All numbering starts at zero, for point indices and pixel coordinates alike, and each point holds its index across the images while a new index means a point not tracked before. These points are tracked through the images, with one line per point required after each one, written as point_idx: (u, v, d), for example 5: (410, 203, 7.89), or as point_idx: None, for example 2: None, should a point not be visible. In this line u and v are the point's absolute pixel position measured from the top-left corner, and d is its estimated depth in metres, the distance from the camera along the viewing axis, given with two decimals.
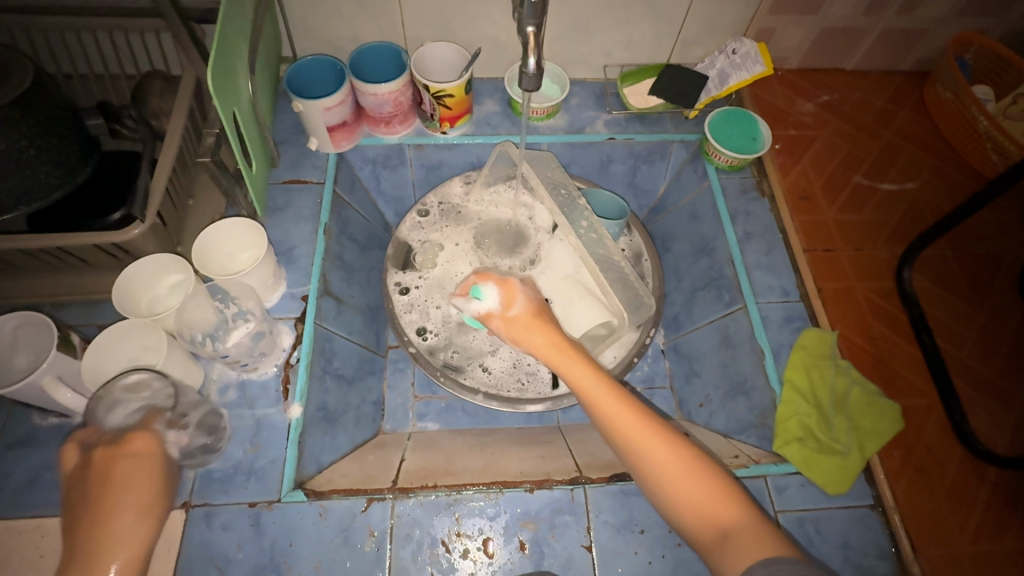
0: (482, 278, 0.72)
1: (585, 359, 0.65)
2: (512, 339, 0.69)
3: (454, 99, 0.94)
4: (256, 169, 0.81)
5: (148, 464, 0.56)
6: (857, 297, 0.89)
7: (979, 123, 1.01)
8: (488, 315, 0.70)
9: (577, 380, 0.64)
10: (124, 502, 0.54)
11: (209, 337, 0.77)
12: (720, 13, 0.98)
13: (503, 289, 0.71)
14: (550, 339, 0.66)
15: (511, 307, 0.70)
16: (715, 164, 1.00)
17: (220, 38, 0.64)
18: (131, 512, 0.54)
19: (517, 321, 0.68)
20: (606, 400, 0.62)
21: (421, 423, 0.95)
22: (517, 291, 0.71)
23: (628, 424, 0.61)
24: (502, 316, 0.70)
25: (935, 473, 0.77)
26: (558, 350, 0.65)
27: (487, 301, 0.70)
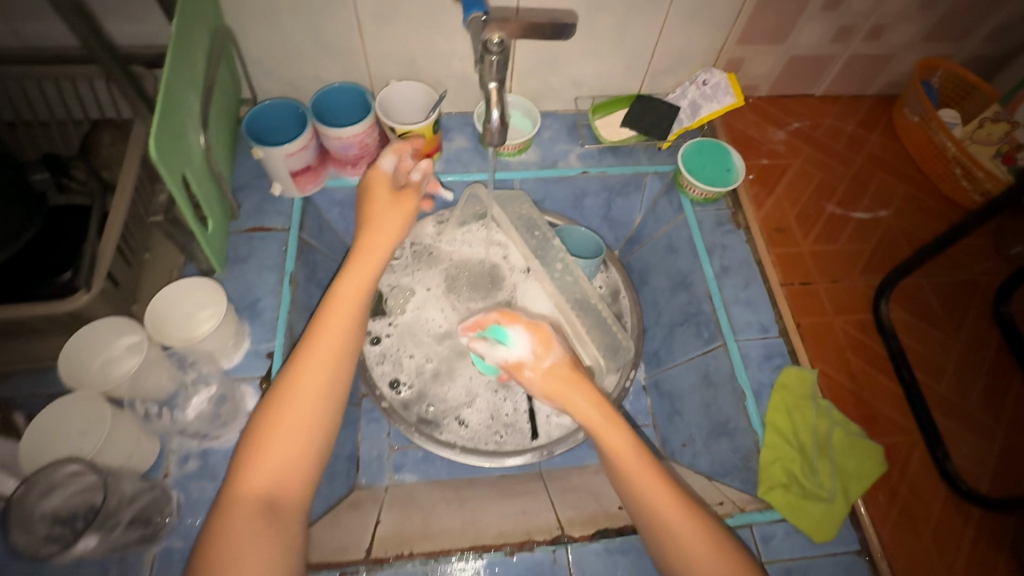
0: (510, 322, 0.73)
1: (624, 426, 0.67)
2: (545, 393, 0.70)
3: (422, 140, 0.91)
4: (213, 228, 0.77)
5: (391, 203, 0.77)
6: (835, 332, 0.88)
7: (947, 149, 1.01)
8: (518, 363, 0.71)
9: (620, 446, 0.65)
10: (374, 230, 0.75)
11: (165, 407, 0.72)
12: (689, 44, 0.97)
13: (534, 335, 0.71)
14: (585, 398, 0.68)
15: (545, 356, 0.71)
16: (690, 197, 0.99)
17: (165, 98, 0.60)
18: (381, 229, 0.75)
19: (553, 373, 0.70)
20: (628, 456, 0.64)
21: (398, 476, 0.92)
22: (549, 340, 0.72)
23: (649, 484, 0.62)
24: (535, 366, 0.70)
25: (920, 515, 0.76)
26: (598, 413, 0.67)
27: (517, 348, 0.71)
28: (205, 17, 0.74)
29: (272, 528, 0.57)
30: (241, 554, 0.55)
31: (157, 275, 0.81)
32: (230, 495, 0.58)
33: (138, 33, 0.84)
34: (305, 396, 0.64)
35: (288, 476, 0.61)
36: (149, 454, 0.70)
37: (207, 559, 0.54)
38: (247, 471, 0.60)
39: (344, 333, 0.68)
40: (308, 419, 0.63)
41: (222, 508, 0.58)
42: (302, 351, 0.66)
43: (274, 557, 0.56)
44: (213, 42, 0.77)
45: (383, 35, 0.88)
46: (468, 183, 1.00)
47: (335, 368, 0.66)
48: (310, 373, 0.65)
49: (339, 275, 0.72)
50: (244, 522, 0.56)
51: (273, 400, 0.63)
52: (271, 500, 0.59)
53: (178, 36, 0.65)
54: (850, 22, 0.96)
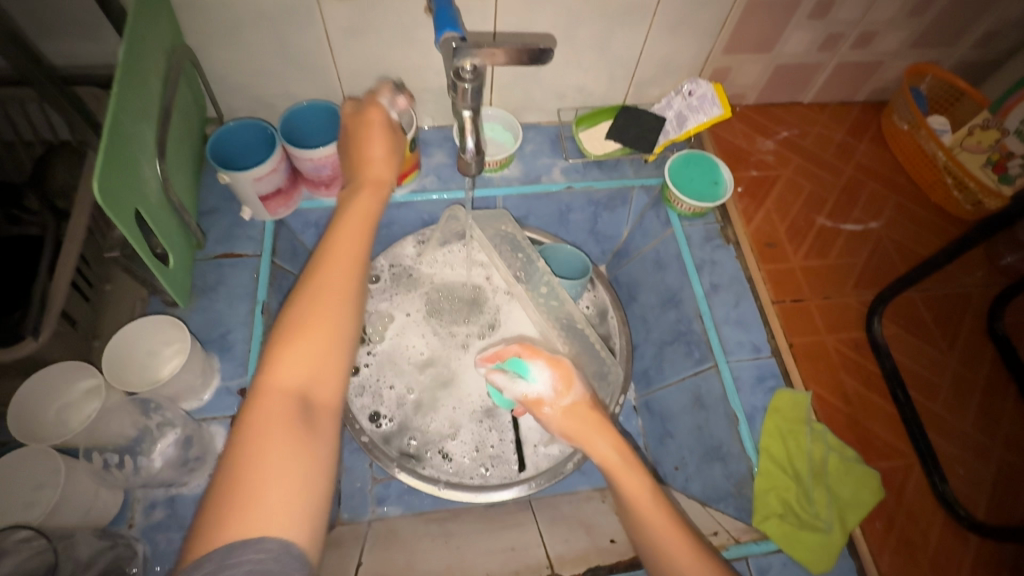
0: (531, 356, 0.71)
1: (643, 468, 0.65)
2: (564, 433, 0.68)
3: None
4: (174, 264, 0.74)
5: (389, 131, 0.73)
6: (828, 351, 0.86)
7: (937, 158, 0.99)
8: (537, 399, 0.68)
9: (633, 488, 0.63)
10: (375, 143, 0.71)
11: (127, 455, 0.68)
12: (673, 55, 0.94)
13: (555, 372, 0.69)
14: (608, 439, 0.66)
15: (567, 394, 0.68)
16: (678, 212, 0.96)
17: (110, 131, 0.58)
18: (381, 150, 0.71)
19: (575, 413, 0.67)
20: (641, 489, 0.63)
21: (381, 508, 0.88)
22: (571, 376, 0.69)
23: (661, 524, 0.61)
24: (554, 404, 0.68)
25: (918, 542, 0.74)
26: (618, 454, 0.65)
27: (538, 384, 0.69)
28: (159, 39, 0.70)
29: (308, 427, 0.51)
30: (266, 464, 0.47)
31: (118, 309, 0.76)
32: (256, 397, 0.51)
33: (92, 52, 0.79)
34: (334, 295, 0.58)
35: (318, 377, 0.55)
36: (110, 505, 0.66)
37: (239, 463, 0.47)
38: (272, 368, 0.53)
39: (361, 239, 0.64)
40: (333, 321, 0.57)
41: (249, 412, 0.50)
42: (320, 256, 0.61)
43: (311, 457, 0.49)
44: (170, 64, 0.73)
45: (354, 51, 0.83)
46: (449, 202, 0.97)
47: (357, 270, 0.61)
48: (332, 274, 0.59)
49: (348, 193, 0.69)
50: (272, 432, 0.49)
51: (295, 304, 0.57)
52: (303, 398, 0.52)
53: (124, 63, 0.62)
54: (838, 30, 0.94)
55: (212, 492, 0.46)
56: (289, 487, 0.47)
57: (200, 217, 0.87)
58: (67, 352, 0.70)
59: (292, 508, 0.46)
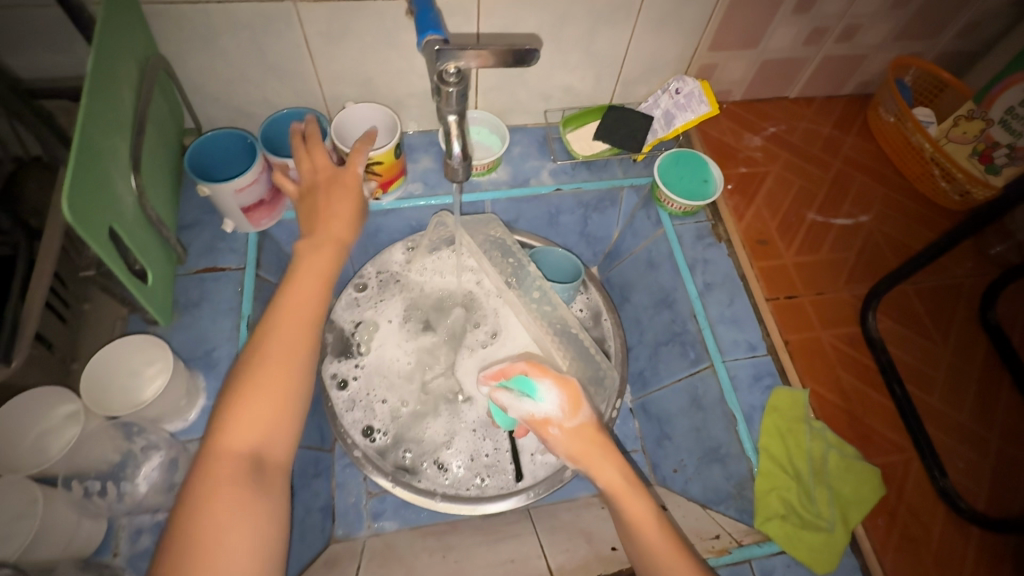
0: (539, 375, 0.68)
1: (648, 494, 0.65)
2: (570, 455, 0.66)
3: (383, 166, 0.85)
4: (154, 282, 0.71)
5: (351, 199, 0.74)
6: (823, 347, 0.86)
7: (924, 149, 0.99)
8: (545, 419, 0.67)
9: (635, 514, 0.63)
10: (334, 215, 0.72)
11: (110, 481, 0.66)
12: (660, 52, 0.93)
13: (563, 392, 0.67)
14: (613, 463, 0.65)
15: (574, 416, 0.67)
16: (668, 211, 0.95)
17: (81, 142, 0.56)
18: (343, 215, 0.73)
19: (580, 435, 0.66)
20: (638, 507, 0.63)
21: (377, 524, 0.86)
22: (579, 399, 0.67)
23: (656, 538, 0.61)
24: (562, 425, 0.67)
25: (921, 537, 0.74)
26: (623, 478, 0.65)
27: (545, 404, 0.67)
28: (131, 49, 0.68)
29: (256, 491, 0.53)
30: (219, 520, 0.50)
31: (97, 328, 0.74)
32: (209, 457, 0.54)
33: (63, 64, 0.76)
34: (285, 364, 0.60)
35: (271, 437, 0.57)
36: (94, 534, 0.64)
37: (191, 528, 0.50)
38: (224, 436, 0.55)
39: (311, 297, 0.66)
40: (283, 378, 0.59)
41: (201, 480, 0.53)
42: (270, 322, 0.63)
43: (258, 521, 0.52)
44: (144, 75, 0.71)
45: (335, 56, 0.81)
46: (436, 208, 0.96)
47: (306, 334, 0.63)
48: (282, 340, 0.62)
49: (303, 245, 0.70)
50: (229, 487, 0.52)
51: (245, 369, 0.59)
52: (254, 457, 0.55)
53: (93, 73, 0.60)
54: (823, 24, 0.94)
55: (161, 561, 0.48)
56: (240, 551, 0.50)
57: (181, 231, 0.84)
58: (44, 375, 0.67)
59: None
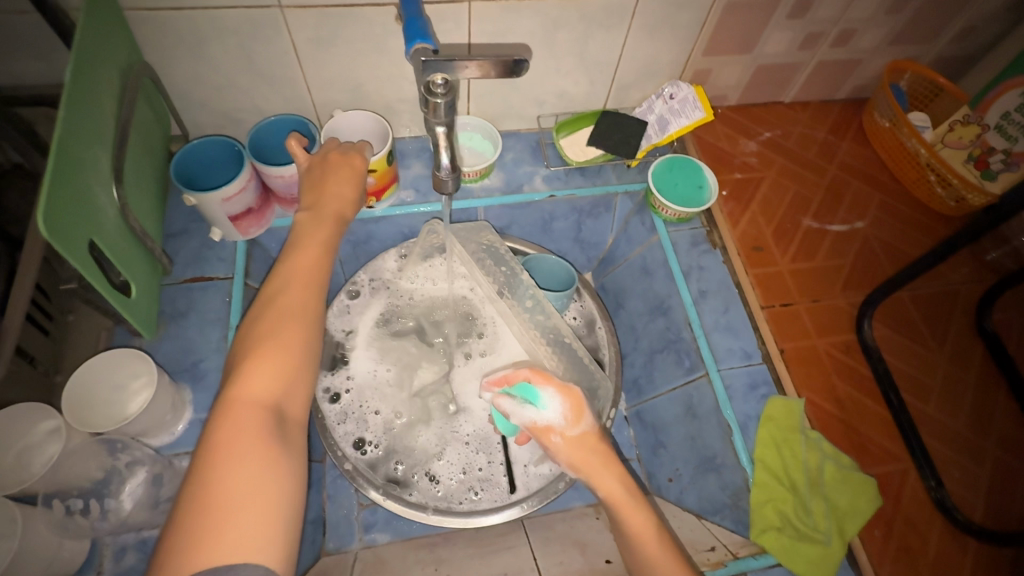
0: (542, 382, 0.68)
1: (650, 507, 0.64)
2: (571, 464, 0.66)
3: (377, 173, 0.83)
4: (137, 294, 0.70)
5: (351, 172, 0.71)
6: (819, 356, 0.85)
7: (919, 154, 0.99)
8: (547, 426, 0.66)
9: (639, 527, 0.61)
10: (335, 185, 0.69)
11: (92, 498, 0.64)
12: (654, 57, 0.92)
13: (566, 400, 0.66)
14: (614, 473, 0.64)
15: (577, 424, 0.66)
16: (663, 217, 0.94)
17: (57, 153, 0.54)
18: (344, 188, 0.70)
19: (582, 442, 0.65)
20: (640, 522, 0.62)
21: (368, 536, 0.84)
22: (582, 407, 0.66)
23: (658, 555, 0.60)
24: (564, 432, 0.65)
25: (917, 548, 0.73)
26: (625, 490, 0.63)
27: (548, 412, 0.66)
28: (112, 56, 0.66)
29: (277, 441, 0.50)
30: (241, 471, 0.46)
31: (81, 341, 0.72)
32: (223, 411, 0.50)
33: (45, 71, 0.75)
34: (300, 319, 0.57)
35: (288, 392, 0.54)
36: (76, 553, 0.62)
37: (211, 477, 0.45)
38: (238, 391, 0.51)
39: (316, 262, 0.63)
40: (297, 336, 0.56)
41: (217, 432, 0.48)
42: (279, 280, 0.60)
43: (280, 473, 0.48)
44: (125, 82, 0.69)
45: (324, 62, 0.80)
46: (428, 215, 0.95)
47: (316, 292, 0.61)
48: (294, 296, 0.59)
49: (305, 208, 0.67)
50: (250, 436, 0.48)
51: (258, 325, 0.57)
52: (273, 408, 0.52)
53: (70, 83, 0.58)
54: (818, 29, 0.93)
55: (182, 512, 0.44)
56: (263, 504, 0.46)
57: (167, 239, 0.83)
58: (25, 390, 0.66)
59: (266, 536, 0.45)
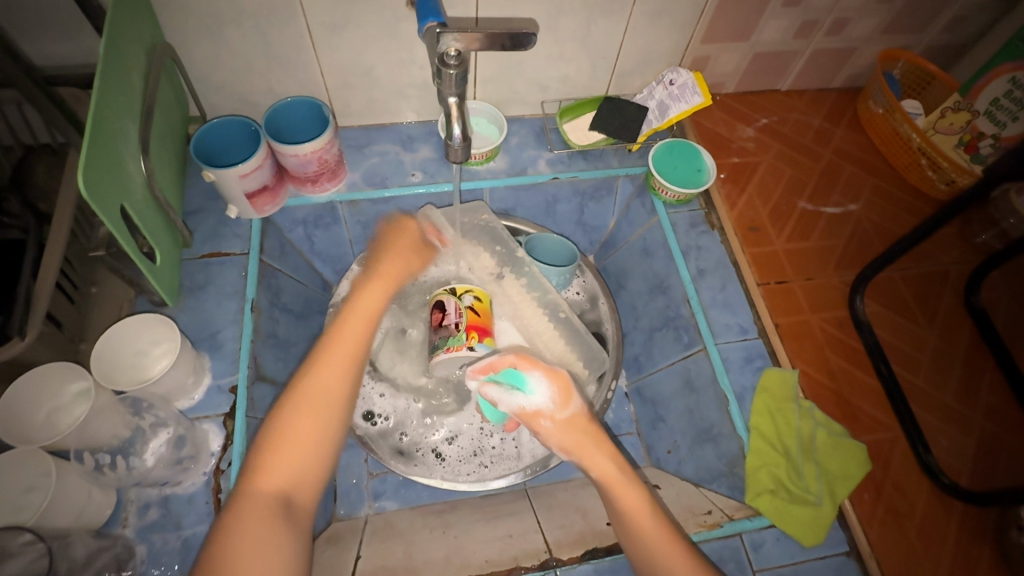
0: (529, 368, 0.72)
1: (642, 487, 0.68)
2: (562, 447, 0.71)
3: (480, 301, 0.85)
4: (161, 262, 0.73)
5: (409, 249, 0.83)
6: (812, 330, 0.88)
7: (911, 140, 1.02)
8: (536, 411, 0.71)
9: (631, 506, 0.65)
10: (396, 254, 0.81)
11: (119, 455, 0.68)
12: (654, 44, 0.95)
13: (553, 384, 0.71)
14: (605, 452, 0.69)
15: (565, 407, 0.71)
16: (663, 199, 0.97)
17: (94, 124, 0.58)
18: (396, 264, 0.80)
19: (574, 425, 0.71)
20: (633, 498, 0.66)
21: (377, 504, 0.88)
22: (569, 389, 0.71)
23: (651, 527, 0.63)
24: (553, 416, 0.71)
25: (904, 512, 0.77)
26: (617, 467, 0.68)
27: (536, 397, 0.71)
28: (139, 34, 0.70)
29: (285, 529, 0.57)
30: (250, 553, 0.53)
31: (105, 309, 0.76)
32: (242, 492, 0.58)
33: (70, 52, 0.78)
34: (320, 405, 0.64)
35: (299, 480, 0.61)
36: (103, 508, 0.65)
37: (224, 556, 0.53)
38: (258, 473, 0.59)
39: (356, 340, 0.70)
40: (320, 420, 0.63)
41: (233, 512, 0.56)
42: (315, 362, 0.67)
43: (282, 552, 0.55)
44: (150, 60, 0.72)
45: (336, 45, 0.83)
46: (436, 195, 0.98)
47: (346, 375, 0.67)
48: (324, 381, 0.65)
49: (358, 287, 0.76)
50: (260, 515, 0.56)
51: (287, 404, 0.63)
52: (285, 497, 0.59)
53: (106, 59, 0.62)
54: (813, 18, 0.96)
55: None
56: None
57: (186, 217, 0.86)
58: (54, 353, 0.69)
59: None
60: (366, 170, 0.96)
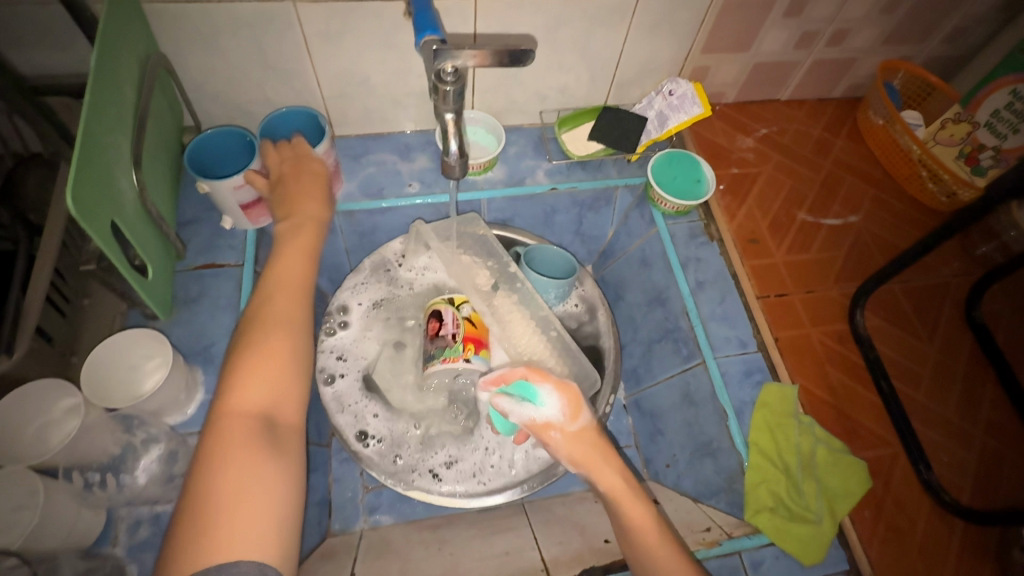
0: (540, 380, 0.70)
1: (647, 501, 0.66)
2: (572, 459, 0.69)
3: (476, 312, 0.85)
4: (154, 276, 0.72)
5: (319, 184, 0.77)
6: (812, 344, 0.87)
7: (911, 152, 1.01)
8: (546, 423, 0.69)
9: (638, 521, 0.64)
10: (305, 194, 0.75)
11: (109, 473, 0.66)
12: (654, 54, 0.95)
13: (563, 397, 0.69)
14: (614, 466, 0.68)
15: (575, 420, 0.69)
16: (662, 210, 0.96)
17: (84, 139, 0.57)
18: (313, 203, 0.75)
19: (582, 438, 0.69)
20: (638, 514, 0.64)
21: (373, 518, 0.87)
22: (579, 403, 0.70)
23: (656, 545, 0.61)
24: (563, 428, 0.69)
25: (906, 530, 0.76)
26: (623, 480, 0.67)
27: (546, 408, 0.69)
28: (133, 47, 0.69)
29: (271, 448, 0.53)
30: (239, 473, 0.50)
31: (97, 322, 0.75)
32: (219, 420, 0.53)
33: (63, 61, 0.77)
34: (280, 329, 0.61)
35: (278, 402, 0.57)
36: (93, 526, 0.64)
37: (208, 484, 0.49)
38: (232, 399, 0.55)
39: (297, 272, 0.68)
40: (286, 343, 0.61)
41: (212, 440, 0.52)
42: (266, 294, 0.65)
43: (272, 471, 0.51)
44: (143, 73, 0.72)
45: (333, 55, 0.82)
46: (434, 206, 0.97)
47: (298, 306, 0.65)
48: (281, 309, 0.63)
49: (279, 235, 0.72)
50: (244, 437, 0.52)
51: (248, 334, 0.61)
52: (266, 418, 0.55)
53: (98, 73, 0.61)
54: (813, 28, 0.96)
55: (184, 512, 0.47)
56: (261, 506, 0.49)
57: (180, 227, 0.85)
58: (44, 368, 0.68)
59: (258, 534, 0.48)
60: (363, 180, 0.96)
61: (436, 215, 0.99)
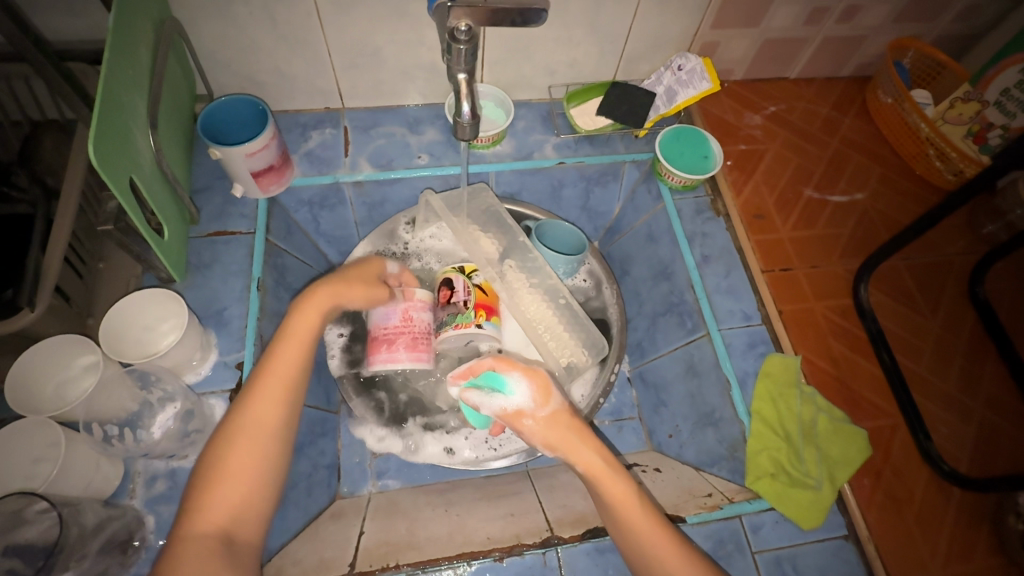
0: (507, 368, 0.72)
1: (628, 476, 0.68)
2: (547, 443, 0.70)
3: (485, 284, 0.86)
4: (169, 236, 0.73)
5: (365, 274, 0.79)
6: (817, 318, 0.88)
7: (920, 130, 1.01)
8: (517, 411, 0.70)
9: (616, 495, 0.65)
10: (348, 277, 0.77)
11: (126, 428, 0.69)
12: (664, 29, 0.94)
13: (532, 382, 0.71)
14: (591, 446, 0.69)
15: (546, 405, 0.70)
16: (669, 185, 0.97)
17: (104, 98, 0.58)
18: (336, 279, 0.75)
19: (557, 421, 0.70)
20: (616, 487, 0.66)
21: (381, 482, 0.89)
22: (548, 388, 0.71)
23: (640, 519, 0.63)
24: (535, 415, 0.70)
25: (904, 498, 0.77)
26: (604, 461, 0.68)
27: (516, 397, 0.70)
28: (148, 9, 0.70)
29: (226, 564, 0.54)
30: None
31: (113, 284, 0.76)
32: (182, 535, 0.55)
33: (79, 27, 0.78)
34: (254, 432, 0.62)
35: (242, 515, 0.59)
36: (112, 477, 0.66)
37: None
38: (198, 513, 0.57)
39: (293, 358, 0.67)
40: (258, 450, 0.61)
41: (171, 556, 0.54)
42: (250, 388, 0.64)
43: None
44: (159, 37, 0.72)
45: (344, 25, 0.83)
46: (442, 179, 0.98)
47: (284, 401, 0.65)
48: (260, 411, 0.63)
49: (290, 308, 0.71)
50: (199, 555, 0.53)
51: (222, 434, 0.62)
52: (226, 535, 0.56)
53: (115, 34, 0.62)
54: (824, 4, 0.95)
55: None
56: None
57: (193, 195, 0.86)
58: (63, 326, 0.70)
59: None
60: (372, 152, 0.97)
61: (445, 187, 1.00)
